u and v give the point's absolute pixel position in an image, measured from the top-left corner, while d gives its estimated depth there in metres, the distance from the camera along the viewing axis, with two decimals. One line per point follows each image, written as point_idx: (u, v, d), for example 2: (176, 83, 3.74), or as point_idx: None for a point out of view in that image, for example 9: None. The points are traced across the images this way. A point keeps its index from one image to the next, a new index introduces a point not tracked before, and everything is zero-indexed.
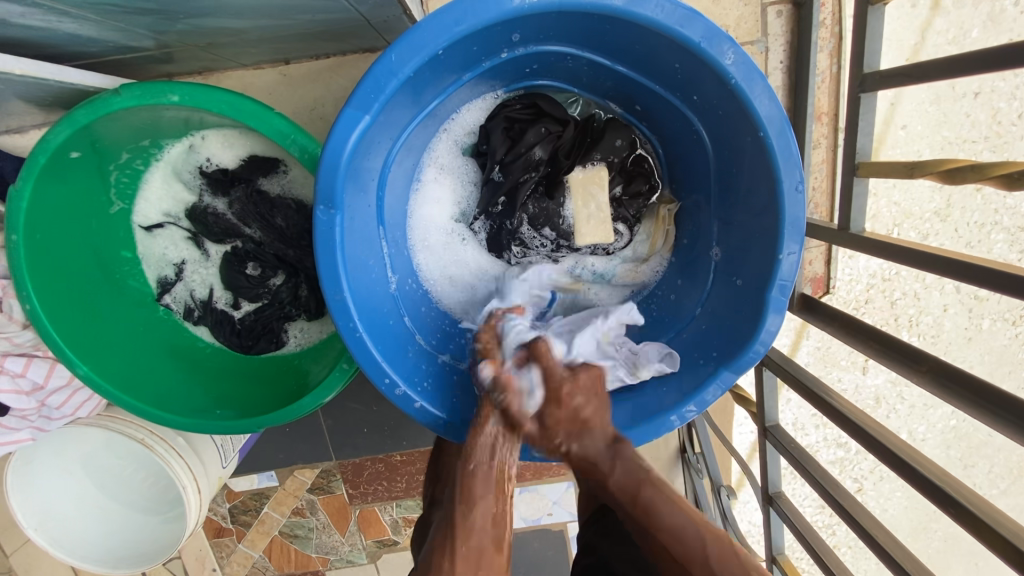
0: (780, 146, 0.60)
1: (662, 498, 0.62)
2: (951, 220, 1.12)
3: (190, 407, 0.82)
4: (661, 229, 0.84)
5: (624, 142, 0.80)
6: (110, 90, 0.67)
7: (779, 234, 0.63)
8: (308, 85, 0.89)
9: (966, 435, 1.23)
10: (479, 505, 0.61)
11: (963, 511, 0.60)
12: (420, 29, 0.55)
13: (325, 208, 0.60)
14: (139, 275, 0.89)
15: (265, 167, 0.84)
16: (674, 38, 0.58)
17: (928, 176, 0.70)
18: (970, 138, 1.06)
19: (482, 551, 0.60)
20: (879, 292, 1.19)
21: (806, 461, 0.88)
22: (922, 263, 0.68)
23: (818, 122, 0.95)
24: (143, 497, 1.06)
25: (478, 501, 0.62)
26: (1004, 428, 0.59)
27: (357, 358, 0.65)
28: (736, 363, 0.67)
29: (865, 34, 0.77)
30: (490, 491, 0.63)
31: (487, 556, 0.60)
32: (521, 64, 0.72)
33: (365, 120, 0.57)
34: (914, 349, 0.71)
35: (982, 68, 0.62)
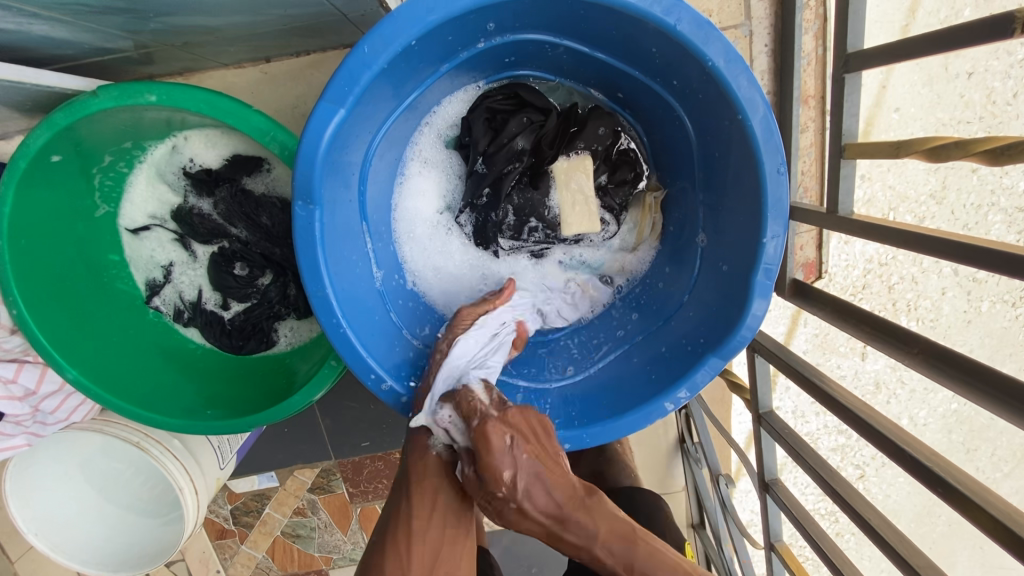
0: (761, 129, 0.59)
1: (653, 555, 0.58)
2: (947, 203, 1.11)
3: (181, 408, 0.82)
4: (648, 217, 0.83)
5: (607, 130, 0.79)
6: (86, 92, 0.67)
7: (763, 217, 0.63)
8: (290, 83, 0.88)
9: (967, 419, 1.23)
10: (428, 448, 0.67)
11: (955, 492, 0.60)
12: (393, 20, 0.55)
13: (303, 204, 0.59)
14: (127, 278, 0.89)
15: (248, 165, 0.83)
16: (650, 22, 0.58)
17: (913, 155, 0.70)
18: (966, 119, 1.05)
19: (439, 493, 0.65)
20: (877, 277, 1.19)
21: (802, 448, 0.88)
22: (912, 243, 0.68)
23: (806, 105, 0.94)
24: (142, 500, 1.06)
25: (432, 450, 0.67)
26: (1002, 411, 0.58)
27: (342, 354, 0.65)
28: (723, 349, 0.67)
29: (848, 13, 0.76)
30: (443, 442, 0.67)
31: (443, 496, 0.65)
32: (499, 53, 0.71)
33: (340, 113, 0.57)
34: (906, 332, 0.71)
35: (968, 43, 0.61)
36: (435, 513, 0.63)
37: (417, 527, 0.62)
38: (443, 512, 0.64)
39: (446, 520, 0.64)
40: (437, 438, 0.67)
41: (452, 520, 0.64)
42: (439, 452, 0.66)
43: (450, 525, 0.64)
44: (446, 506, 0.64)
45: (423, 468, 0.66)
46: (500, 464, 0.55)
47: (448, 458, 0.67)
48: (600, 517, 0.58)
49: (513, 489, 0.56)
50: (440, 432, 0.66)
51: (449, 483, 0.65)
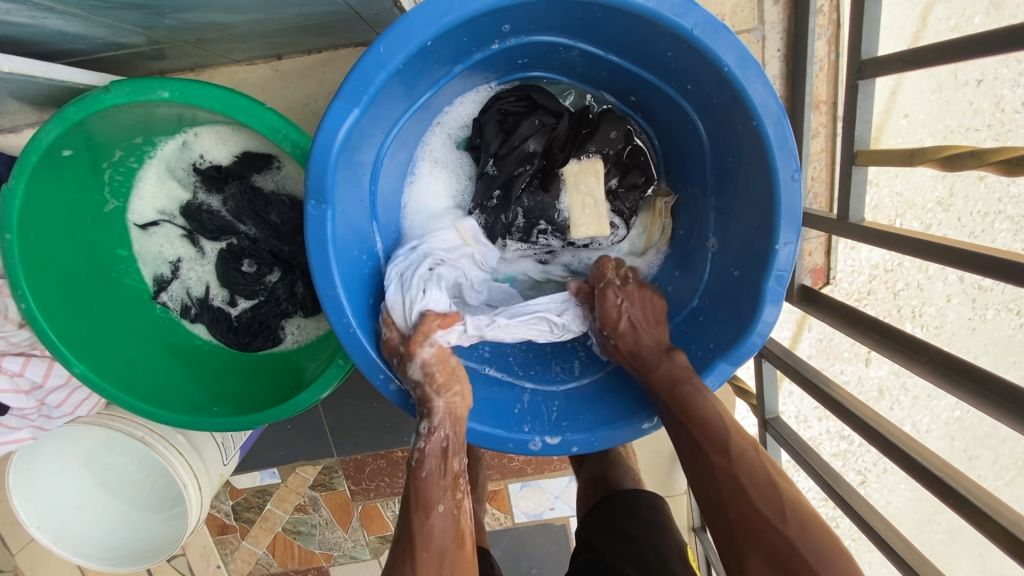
0: (776, 136, 0.59)
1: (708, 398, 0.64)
2: (953, 210, 1.11)
3: (188, 405, 0.82)
4: (658, 222, 0.83)
5: (619, 133, 0.79)
6: (99, 87, 0.67)
7: (776, 224, 0.62)
8: (301, 81, 0.88)
9: (970, 426, 1.24)
10: (429, 505, 0.61)
11: (964, 501, 0.60)
12: (408, 20, 0.54)
13: (316, 203, 0.59)
14: (135, 273, 0.89)
15: (258, 163, 0.83)
16: (667, 26, 0.57)
17: (927, 164, 0.69)
18: (974, 126, 1.06)
19: (445, 552, 0.60)
20: (881, 283, 1.17)
21: (807, 454, 0.88)
22: (924, 251, 0.67)
23: (817, 111, 0.94)
24: (145, 494, 1.07)
25: (436, 508, 0.61)
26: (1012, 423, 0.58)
27: (351, 353, 0.65)
28: (733, 355, 0.67)
29: (863, 20, 0.76)
30: (447, 495, 0.62)
31: (449, 556, 0.60)
32: (513, 54, 0.71)
33: (354, 113, 0.57)
34: (915, 340, 0.71)
35: (981, 53, 0.61)
36: (442, 572, 0.58)
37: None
38: (450, 571, 0.59)
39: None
40: (440, 491, 0.62)
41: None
42: (444, 509, 0.62)
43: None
44: (452, 567, 0.59)
45: (427, 528, 0.60)
46: (611, 302, 0.74)
47: (452, 516, 0.62)
48: (671, 360, 0.68)
49: (617, 332, 0.73)
50: (442, 455, 0.64)
51: (454, 542, 0.61)
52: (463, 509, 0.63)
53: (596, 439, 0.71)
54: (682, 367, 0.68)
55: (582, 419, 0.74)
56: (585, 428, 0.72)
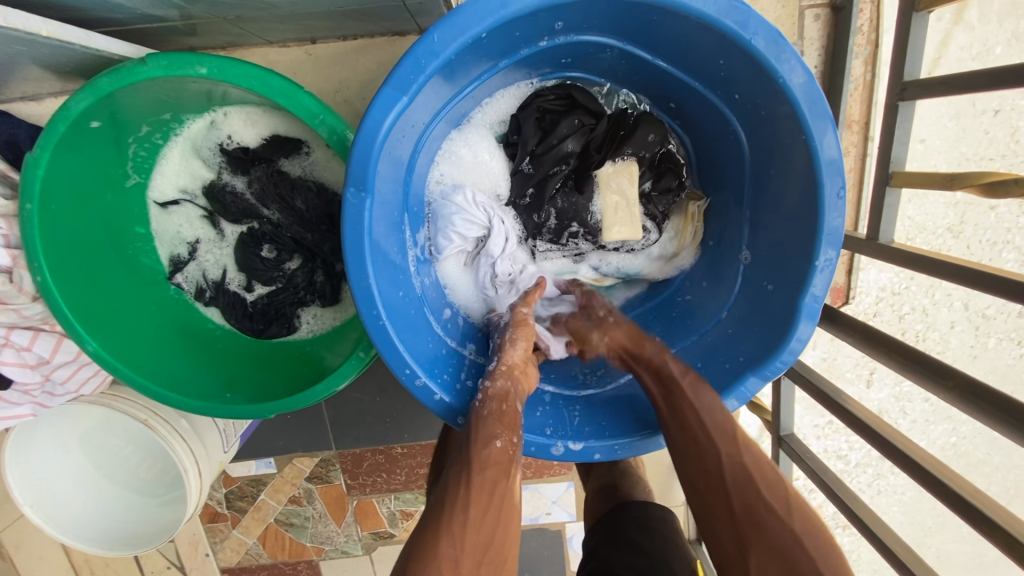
0: (823, 150, 0.58)
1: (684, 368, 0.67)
2: (964, 237, 1.10)
3: (199, 390, 0.80)
4: (690, 225, 0.82)
5: (656, 137, 0.78)
6: (135, 59, 0.65)
7: (816, 241, 0.62)
8: (335, 67, 0.87)
9: (965, 453, 1.24)
10: (486, 430, 0.61)
11: (997, 530, 0.58)
12: (465, 11, 0.53)
13: (355, 190, 0.58)
14: (151, 252, 0.87)
15: (288, 147, 0.81)
16: (723, 32, 0.57)
17: (968, 189, 0.69)
18: (989, 155, 1.06)
19: (496, 483, 0.57)
20: (888, 305, 1.16)
21: (823, 472, 0.88)
22: (959, 277, 0.66)
23: (849, 130, 0.94)
24: (140, 479, 1.04)
25: (493, 438, 0.60)
26: None
27: (379, 347, 0.63)
28: (762, 370, 0.66)
29: (907, 42, 0.75)
30: (505, 432, 0.61)
31: (501, 487, 0.57)
32: (558, 53, 0.70)
33: (402, 101, 0.56)
34: (942, 364, 0.70)
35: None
36: (495, 503, 0.55)
37: (475, 514, 0.54)
38: (500, 504, 0.56)
39: (502, 515, 0.55)
40: (499, 426, 0.61)
41: (507, 516, 0.56)
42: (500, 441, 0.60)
43: (505, 525, 0.55)
44: (503, 498, 0.56)
45: (483, 453, 0.58)
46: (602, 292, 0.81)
47: (507, 450, 0.60)
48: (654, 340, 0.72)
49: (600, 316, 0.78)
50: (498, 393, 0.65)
51: (505, 474, 0.58)
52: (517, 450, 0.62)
53: (618, 448, 0.70)
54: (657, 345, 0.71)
55: (602, 426, 0.72)
56: (608, 436, 0.71)
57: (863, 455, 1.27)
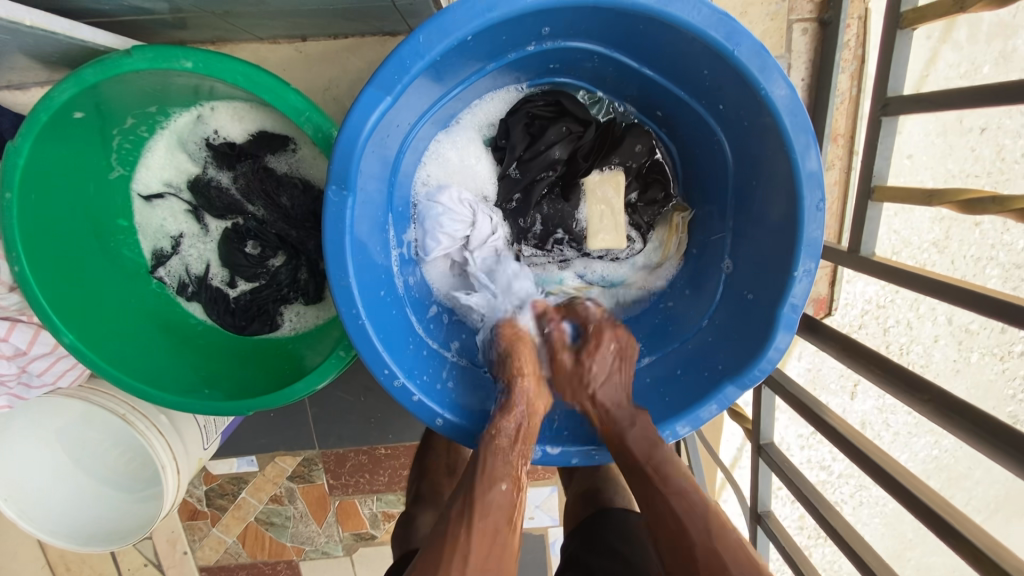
0: (804, 162, 0.59)
1: (671, 457, 0.65)
2: (948, 252, 1.12)
3: (177, 385, 0.80)
4: (674, 237, 0.83)
5: (644, 148, 0.79)
6: (120, 50, 0.64)
7: (795, 252, 0.62)
8: (325, 64, 0.87)
9: (946, 466, 1.25)
10: (492, 475, 0.62)
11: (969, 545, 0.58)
12: (450, 13, 0.53)
13: (337, 189, 0.58)
14: (134, 245, 0.86)
15: (274, 144, 0.81)
16: (707, 43, 0.57)
17: (946, 205, 0.70)
18: (974, 172, 1.07)
19: (498, 530, 0.59)
20: (873, 318, 1.17)
21: (800, 482, 0.88)
22: (935, 291, 0.67)
23: (834, 143, 0.95)
24: (116, 475, 1.02)
25: (498, 483, 0.62)
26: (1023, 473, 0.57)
27: (358, 346, 0.63)
28: (740, 379, 0.66)
29: (891, 59, 0.76)
30: (510, 477, 0.63)
31: (501, 535, 0.59)
32: (546, 58, 0.70)
33: (386, 101, 0.56)
34: (917, 378, 0.70)
35: (1010, 100, 0.61)
36: (493, 546, 0.58)
37: (476, 557, 0.57)
38: (498, 555, 0.58)
39: (501, 563, 0.58)
40: (505, 469, 0.63)
41: (505, 568, 0.58)
42: (504, 486, 0.62)
43: (505, 573, 0.58)
44: (502, 547, 0.59)
45: (486, 498, 0.60)
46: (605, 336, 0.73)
47: (510, 497, 0.62)
48: (641, 423, 0.67)
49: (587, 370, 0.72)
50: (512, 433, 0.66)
51: (506, 522, 0.61)
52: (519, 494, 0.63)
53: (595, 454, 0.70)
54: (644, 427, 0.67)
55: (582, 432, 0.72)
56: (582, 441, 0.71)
57: (845, 466, 1.28)
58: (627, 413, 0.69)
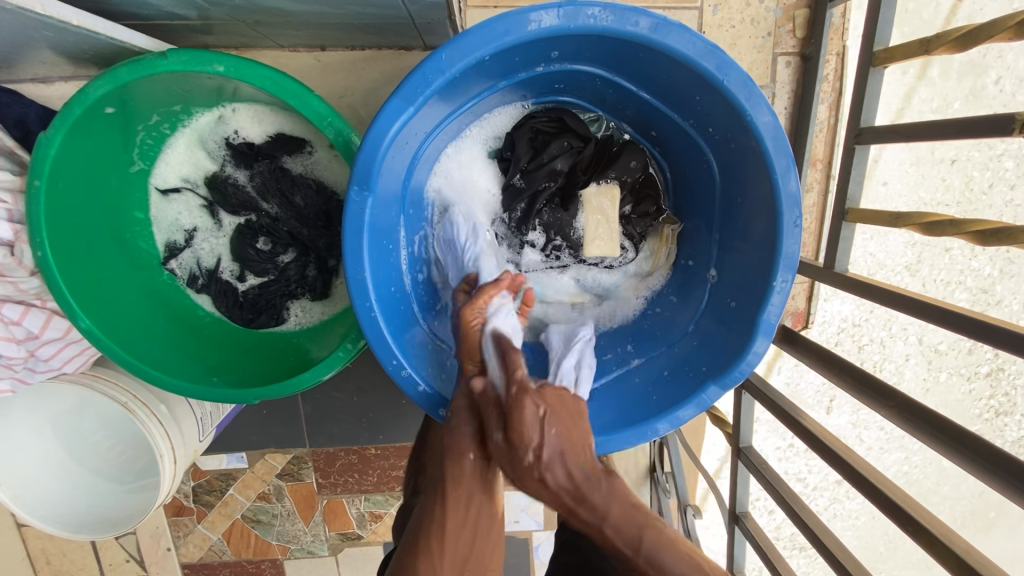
0: (784, 182, 0.65)
1: (662, 538, 0.61)
2: (919, 275, 1.19)
3: (185, 373, 0.83)
4: (664, 247, 0.89)
5: (639, 164, 0.85)
6: (156, 52, 0.69)
7: (774, 264, 0.68)
8: (341, 74, 0.92)
9: (915, 481, 1.32)
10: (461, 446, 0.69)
11: (932, 539, 0.63)
12: (472, 34, 0.59)
13: (358, 189, 0.63)
14: (148, 237, 0.90)
15: (291, 146, 0.85)
16: (700, 72, 0.63)
17: (910, 226, 0.77)
18: (944, 201, 1.15)
19: (472, 496, 0.68)
20: (848, 336, 1.24)
21: (776, 481, 0.94)
22: (905, 305, 0.74)
23: (814, 168, 1.02)
24: (111, 465, 1.04)
25: (466, 454, 0.69)
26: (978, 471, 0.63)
27: (369, 337, 0.68)
28: (722, 379, 0.72)
29: (865, 93, 0.83)
30: (477, 444, 0.69)
31: (477, 499, 0.68)
32: (552, 79, 0.76)
33: (408, 111, 0.61)
34: (884, 385, 0.77)
35: (971, 134, 0.67)
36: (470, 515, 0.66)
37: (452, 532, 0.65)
38: (476, 515, 0.67)
39: (478, 528, 0.66)
40: (471, 438, 0.69)
41: (486, 523, 0.67)
42: (472, 456, 0.69)
43: (487, 528, 0.67)
44: (478, 508, 0.67)
45: (458, 471, 0.68)
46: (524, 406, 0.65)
47: (480, 463, 0.69)
48: (614, 498, 0.63)
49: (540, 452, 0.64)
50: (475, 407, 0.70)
51: (480, 485, 0.68)
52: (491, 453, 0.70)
53: None
54: (625, 502, 0.63)
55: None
56: None
57: (820, 479, 1.34)
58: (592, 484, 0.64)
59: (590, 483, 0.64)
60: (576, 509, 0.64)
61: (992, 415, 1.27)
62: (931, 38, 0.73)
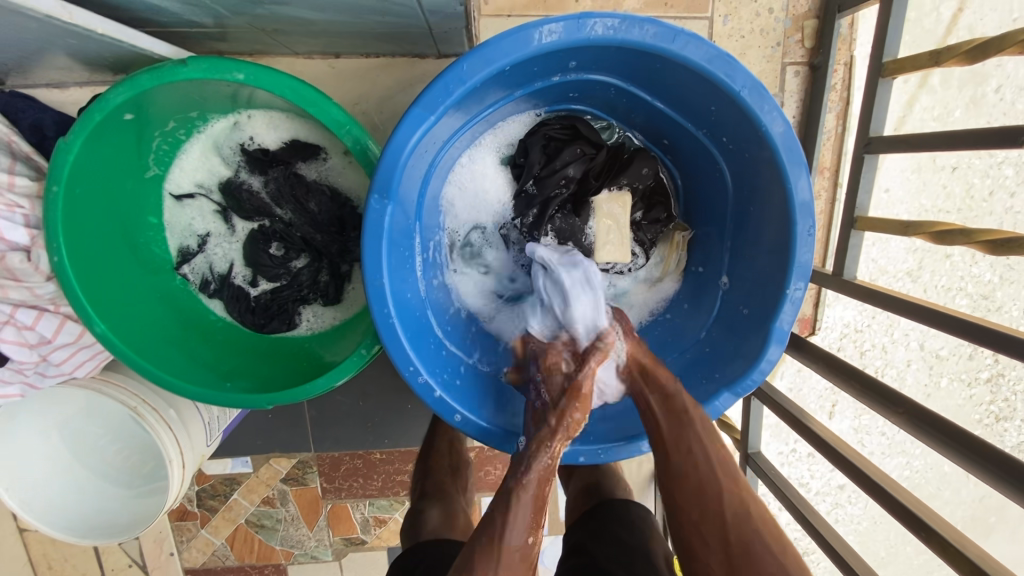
0: (798, 191, 0.66)
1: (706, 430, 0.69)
2: (920, 281, 1.21)
3: (198, 378, 0.83)
4: (675, 253, 0.90)
5: (650, 171, 0.85)
6: (176, 60, 0.69)
7: (788, 272, 0.69)
8: (355, 81, 0.93)
9: (917, 486, 1.33)
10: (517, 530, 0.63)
11: (946, 546, 0.64)
12: (493, 45, 0.60)
13: (379, 197, 0.63)
14: (161, 242, 0.90)
15: (305, 152, 0.86)
16: (716, 82, 0.64)
17: (920, 235, 0.78)
18: (946, 208, 1.17)
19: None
20: (851, 341, 1.27)
21: (785, 486, 0.95)
22: (913, 312, 0.75)
23: (821, 175, 1.03)
24: (117, 469, 1.03)
25: (518, 535, 0.63)
26: (989, 477, 0.63)
27: (386, 343, 0.68)
28: (735, 386, 0.73)
29: (873, 103, 0.84)
30: (531, 524, 0.64)
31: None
32: (567, 88, 0.77)
33: (430, 120, 0.61)
34: (892, 391, 0.78)
35: (980, 145, 0.68)
36: None
37: None
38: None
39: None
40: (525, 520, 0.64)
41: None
42: (523, 538, 0.63)
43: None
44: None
45: (507, 549, 0.62)
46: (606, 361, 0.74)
47: (528, 552, 0.63)
48: (671, 386, 0.72)
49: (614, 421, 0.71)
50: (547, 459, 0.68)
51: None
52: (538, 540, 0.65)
53: (602, 454, 0.75)
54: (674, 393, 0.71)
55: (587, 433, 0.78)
56: (593, 441, 0.76)
57: (823, 484, 1.35)
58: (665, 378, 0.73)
59: (653, 381, 0.73)
60: (641, 380, 0.73)
61: None
62: (941, 50, 0.74)
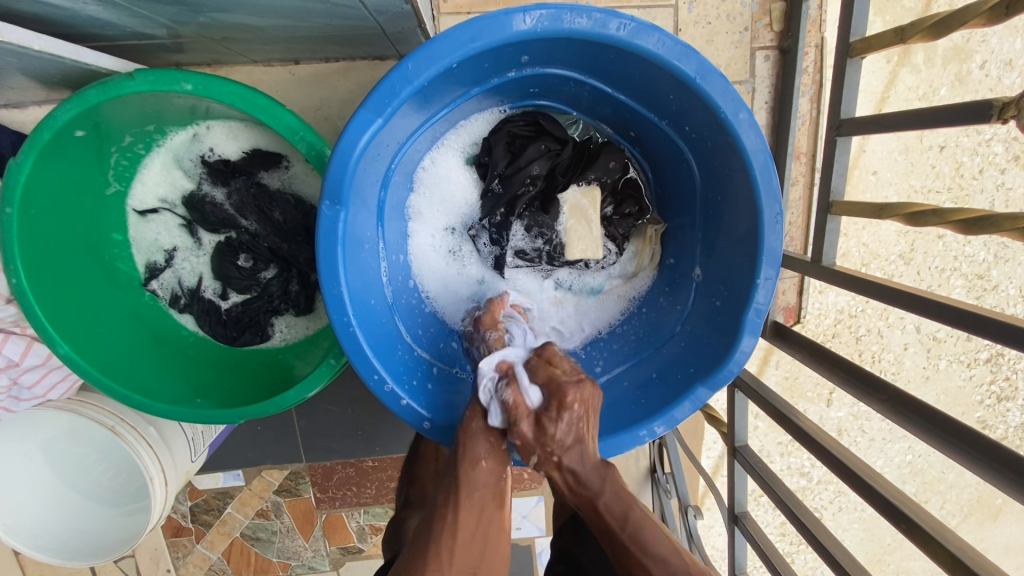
0: (762, 178, 0.64)
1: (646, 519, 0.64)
2: (914, 264, 1.18)
3: (171, 395, 0.82)
4: (648, 248, 0.87)
5: (617, 164, 0.84)
6: (121, 73, 0.68)
7: (757, 261, 0.67)
8: (317, 86, 0.92)
9: (920, 471, 1.31)
10: (479, 456, 0.67)
11: (929, 540, 0.62)
12: (437, 43, 0.58)
13: (331, 204, 0.62)
14: (128, 259, 0.89)
15: (267, 160, 0.85)
16: (671, 71, 0.62)
17: (894, 218, 0.76)
18: (935, 188, 1.14)
19: (485, 504, 0.66)
20: (845, 327, 1.23)
21: (772, 480, 0.92)
22: (890, 297, 0.73)
23: (798, 161, 1.01)
24: (102, 490, 1.01)
25: (481, 463, 0.67)
26: (972, 466, 0.61)
27: (348, 352, 0.67)
28: (711, 380, 0.71)
29: (843, 85, 0.82)
30: (493, 452, 0.68)
31: (489, 508, 0.66)
32: (525, 83, 0.76)
33: (377, 123, 0.60)
34: (875, 378, 0.75)
35: (950, 122, 0.66)
36: (481, 523, 0.65)
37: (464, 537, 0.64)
38: (487, 525, 0.66)
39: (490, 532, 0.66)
40: (488, 451, 0.68)
41: (495, 534, 0.66)
42: (487, 464, 0.68)
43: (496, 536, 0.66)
44: (491, 517, 0.66)
45: (472, 477, 0.66)
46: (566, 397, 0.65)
47: (495, 472, 0.68)
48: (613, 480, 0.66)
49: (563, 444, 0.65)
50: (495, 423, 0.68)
51: (494, 501, 0.67)
52: (504, 463, 0.69)
53: None
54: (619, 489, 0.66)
55: None
56: None
57: (823, 473, 1.33)
58: (597, 474, 0.66)
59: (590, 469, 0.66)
60: (575, 488, 0.66)
61: (994, 401, 1.26)
62: (906, 27, 0.72)
